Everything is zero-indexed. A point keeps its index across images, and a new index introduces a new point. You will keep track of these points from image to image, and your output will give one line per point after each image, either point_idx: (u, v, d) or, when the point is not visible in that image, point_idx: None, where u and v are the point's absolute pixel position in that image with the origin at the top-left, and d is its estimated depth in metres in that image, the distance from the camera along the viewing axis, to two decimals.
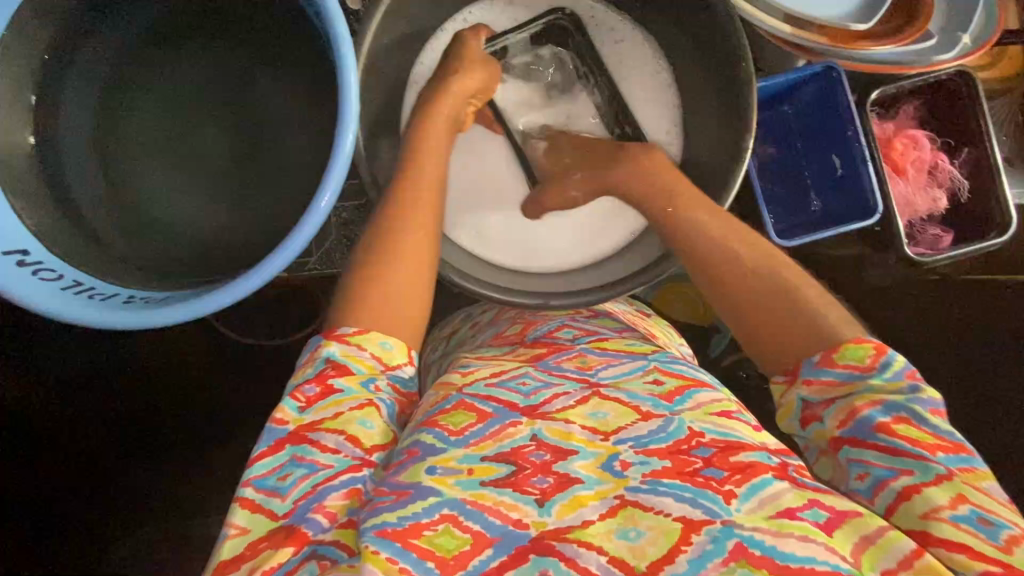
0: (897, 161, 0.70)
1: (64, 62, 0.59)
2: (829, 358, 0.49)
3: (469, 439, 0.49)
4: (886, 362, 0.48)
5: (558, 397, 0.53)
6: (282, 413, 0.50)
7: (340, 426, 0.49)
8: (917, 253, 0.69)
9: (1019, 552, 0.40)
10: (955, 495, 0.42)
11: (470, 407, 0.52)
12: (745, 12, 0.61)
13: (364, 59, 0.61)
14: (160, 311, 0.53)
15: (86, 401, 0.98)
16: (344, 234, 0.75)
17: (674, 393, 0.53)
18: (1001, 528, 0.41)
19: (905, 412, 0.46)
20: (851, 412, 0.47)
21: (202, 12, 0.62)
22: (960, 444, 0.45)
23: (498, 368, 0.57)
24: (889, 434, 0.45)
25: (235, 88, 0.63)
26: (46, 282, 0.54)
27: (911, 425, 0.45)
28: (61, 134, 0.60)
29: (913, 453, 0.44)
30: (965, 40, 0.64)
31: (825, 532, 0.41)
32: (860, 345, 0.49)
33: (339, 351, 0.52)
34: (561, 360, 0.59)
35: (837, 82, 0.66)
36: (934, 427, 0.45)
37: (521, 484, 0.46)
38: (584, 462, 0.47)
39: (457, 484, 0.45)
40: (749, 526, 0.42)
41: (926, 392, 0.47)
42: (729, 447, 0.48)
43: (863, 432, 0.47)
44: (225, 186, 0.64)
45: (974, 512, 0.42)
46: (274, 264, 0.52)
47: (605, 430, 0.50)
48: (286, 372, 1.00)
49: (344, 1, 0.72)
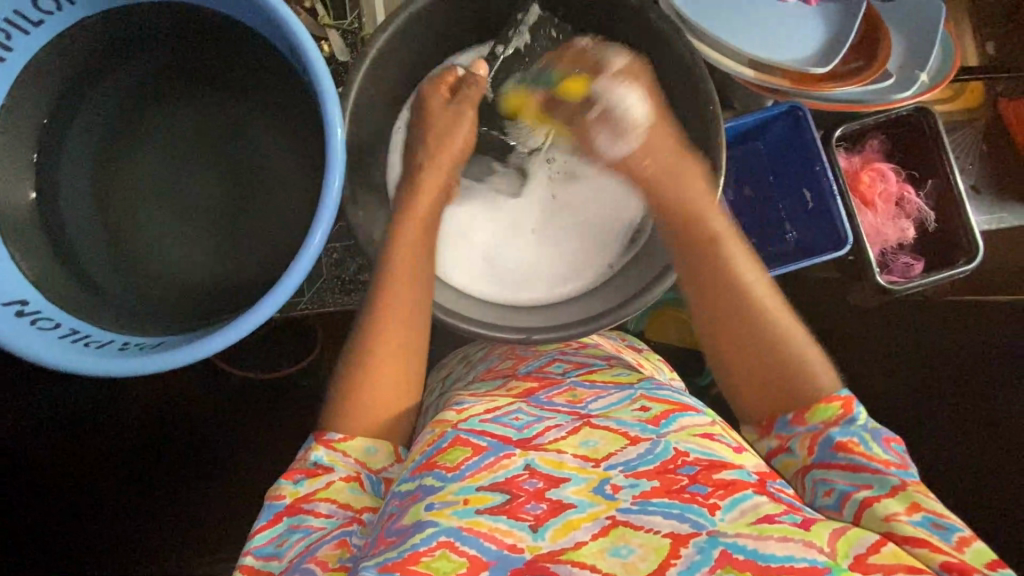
0: (866, 194, 0.73)
1: (63, 124, 0.63)
2: (800, 416, 0.53)
3: (465, 472, 0.50)
4: (852, 417, 0.51)
5: (550, 429, 0.55)
6: (280, 488, 0.53)
7: (331, 495, 0.52)
8: (889, 281, 0.71)
9: (968, 551, 0.43)
10: (910, 504, 0.46)
11: (465, 442, 0.53)
12: (710, 58, 0.67)
13: (351, 110, 0.64)
14: (152, 359, 0.54)
15: (90, 439, 1.01)
16: (335, 276, 0.76)
17: (660, 417, 0.55)
18: (952, 530, 0.44)
19: (859, 436, 0.50)
20: (816, 440, 0.52)
21: (196, 69, 0.66)
22: (907, 463, 0.49)
23: (492, 404, 0.58)
24: (849, 453, 0.50)
25: (229, 141, 0.66)
26: (44, 331, 0.56)
27: (865, 446, 0.50)
28: (61, 189, 0.63)
29: (869, 470, 0.49)
30: (923, 78, 0.68)
31: (804, 530, 0.44)
32: (829, 405, 0.52)
33: (326, 456, 0.54)
34: (552, 395, 0.60)
35: (802, 121, 0.70)
36: (886, 448, 0.50)
37: (515, 511, 0.47)
38: (576, 487, 0.49)
39: (454, 513, 0.47)
40: (732, 533, 0.44)
41: (876, 421, 0.52)
42: (713, 465, 0.50)
43: (826, 455, 0.51)
44: (222, 235, 0.66)
45: (928, 517, 0.45)
46: (265, 309, 0.54)
47: (596, 457, 0.52)
48: (286, 404, 1.04)
49: (333, 54, 0.75)
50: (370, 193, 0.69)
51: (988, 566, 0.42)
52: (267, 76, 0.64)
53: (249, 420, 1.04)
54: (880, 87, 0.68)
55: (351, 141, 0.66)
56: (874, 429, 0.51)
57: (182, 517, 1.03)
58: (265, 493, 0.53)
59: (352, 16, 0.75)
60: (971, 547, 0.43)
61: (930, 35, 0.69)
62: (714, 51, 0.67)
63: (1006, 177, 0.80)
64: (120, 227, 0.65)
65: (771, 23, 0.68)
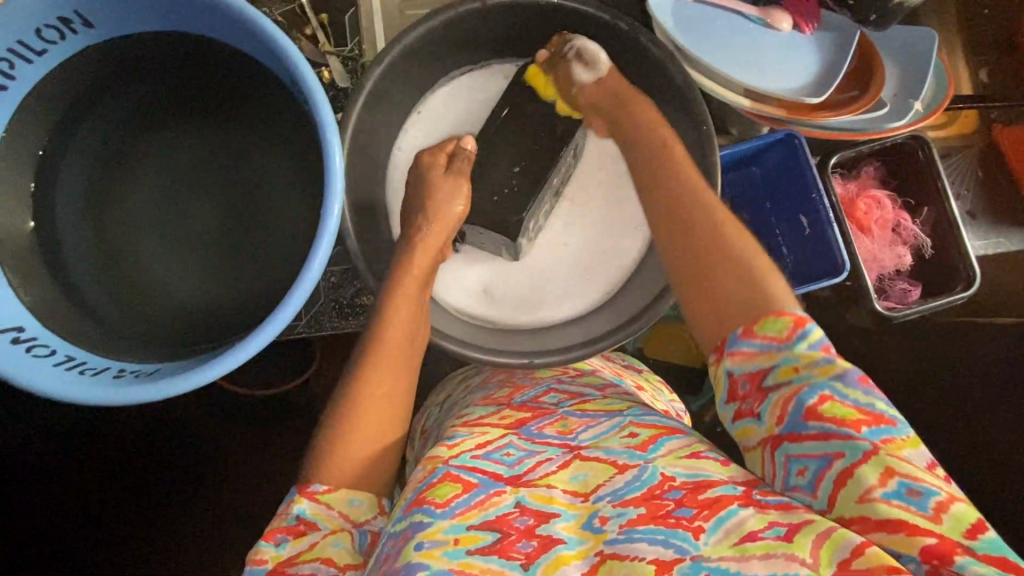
0: (862, 221, 0.73)
1: (63, 149, 0.63)
2: (750, 330, 0.51)
3: (455, 509, 0.50)
4: (802, 334, 0.50)
5: (541, 463, 0.54)
6: (260, 553, 0.52)
7: (314, 554, 0.51)
8: (887, 307, 0.71)
9: (947, 520, 0.43)
10: (885, 470, 0.45)
11: (456, 477, 0.52)
12: (705, 87, 0.68)
13: (349, 137, 0.64)
14: (147, 386, 0.54)
15: (84, 460, 1.00)
16: (334, 299, 0.76)
17: (648, 442, 0.54)
18: (929, 497, 0.44)
19: (828, 390, 0.48)
20: (784, 401, 0.49)
21: (197, 95, 0.66)
22: (880, 414, 0.47)
23: (483, 439, 0.57)
24: (817, 419, 0.47)
25: (230, 166, 0.67)
26: (40, 359, 0.56)
27: (836, 403, 0.47)
28: (59, 214, 0.64)
29: (841, 435, 0.47)
30: (917, 107, 0.69)
31: (786, 543, 0.45)
32: (779, 318, 0.51)
33: (309, 509, 0.53)
34: (543, 426, 0.59)
35: (797, 149, 0.70)
36: (856, 401, 0.47)
37: (506, 550, 0.48)
38: (565, 523, 0.50)
39: (444, 555, 0.47)
40: (715, 558, 0.45)
41: (843, 363, 0.49)
42: (699, 486, 0.49)
43: (796, 420, 0.48)
44: (221, 259, 0.67)
45: (903, 485, 0.44)
46: (262, 337, 0.54)
47: (585, 491, 0.52)
48: (285, 424, 1.03)
49: (333, 81, 0.76)
50: (369, 216, 0.70)
51: (966, 535, 0.43)
52: (267, 103, 0.65)
53: (247, 438, 1.03)
54: (873, 117, 0.69)
55: (349, 167, 0.66)
56: (842, 377, 0.48)
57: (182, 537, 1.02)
58: (244, 559, 0.52)
59: (352, 43, 0.76)
60: (949, 513, 0.44)
61: (925, 63, 0.70)
62: (709, 80, 0.68)
63: (1001, 203, 0.81)
64: (119, 251, 0.65)
65: (765, 51, 0.69)
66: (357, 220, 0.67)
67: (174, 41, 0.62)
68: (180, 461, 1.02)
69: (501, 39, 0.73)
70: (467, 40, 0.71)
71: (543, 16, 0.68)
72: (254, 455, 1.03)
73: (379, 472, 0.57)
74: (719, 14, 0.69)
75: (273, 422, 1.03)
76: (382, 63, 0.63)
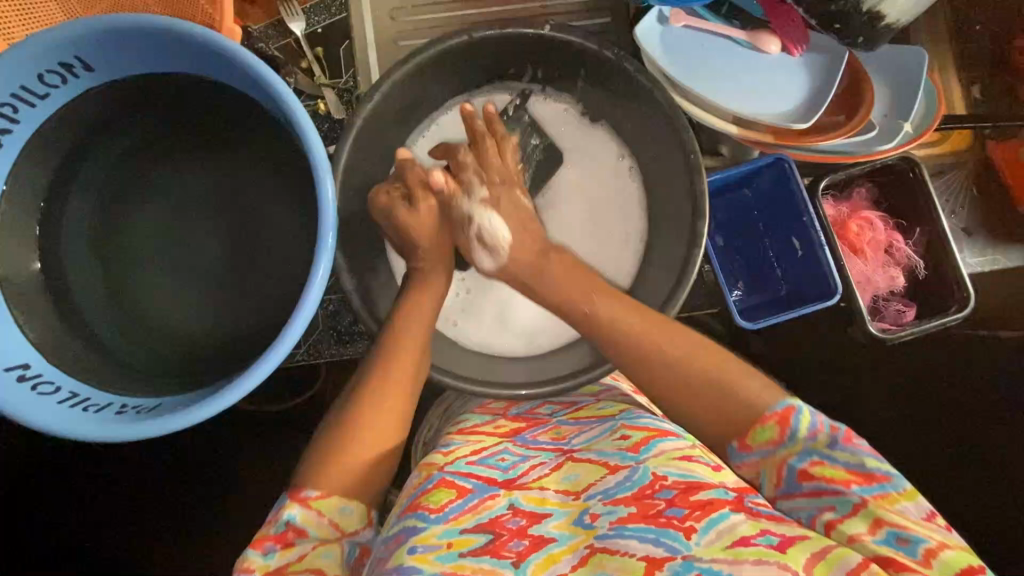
0: (854, 242, 0.74)
1: (66, 188, 0.65)
2: (745, 443, 0.54)
3: (448, 515, 0.51)
4: (786, 416, 0.53)
5: (535, 467, 0.57)
6: (249, 562, 0.52)
7: (303, 566, 0.52)
8: (882, 329, 0.71)
9: (936, 564, 0.45)
10: (873, 522, 0.47)
11: (450, 483, 0.54)
12: (695, 115, 0.69)
13: (342, 170, 0.65)
14: (145, 424, 0.55)
15: (90, 482, 1.02)
16: (332, 326, 0.77)
17: (640, 444, 0.55)
18: (918, 543, 0.46)
19: (817, 456, 0.51)
20: (778, 472, 0.53)
21: (195, 131, 0.68)
22: (871, 471, 0.49)
23: (478, 445, 0.59)
24: (811, 480, 0.51)
25: (229, 198, 0.69)
26: (44, 396, 0.57)
27: (826, 466, 0.50)
28: (63, 250, 0.65)
29: (831, 492, 0.50)
30: (906, 129, 0.69)
31: (778, 552, 0.44)
32: (766, 424, 0.53)
33: (299, 514, 0.54)
34: (537, 434, 0.62)
35: (788, 172, 0.71)
36: (845, 463, 0.50)
37: (499, 550, 0.49)
38: (557, 521, 0.51)
39: (438, 559, 0.48)
40: (707, 558, 0.45)
41: (828, 429, 0.52)
42: (690, 486, 0.49)
43: (792, 485, 0.52)
44: (221, 290, 0.68)
45: (892, 534, 0.46)
46: (260, 370, 0.55)
47: (576, 490, 0.54)
48: (288, 444, 1.04)
49: (329, 111, 0.77)
50: (362, 245, 0.71)
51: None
52: (262, 137, 0.66)
53: (253, 457, 1.04)
54: (861, 139, 0.69)
55: (344, 197, 0.67)
56: (829, 444, 0.51)
57: (193, 554, 1.04)
58: (234, 565, 0.53)
59: (348, 74, 0.77)
60: (937, 558, 0.45)
61: (913, 84, 0.70)
62: (699, 108, 0.69)
63: (996, 219, 0.81)
64: (122, 284, 0.67)
65: (753, 77, 0.70)
66: (351, 250, 0.68)
67: (172, 81, 0.64)
68: (184, 483, 1.04)
69: (493, 68, 0.74)
70: (459, 70, 0.72)
71: (533, 46, 0.69)
72: (260, 474, 1.04)
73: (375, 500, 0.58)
74: (708, 41, 0.70)
75: (276, 443, 1.04)
76: (374, 98, 0.64)
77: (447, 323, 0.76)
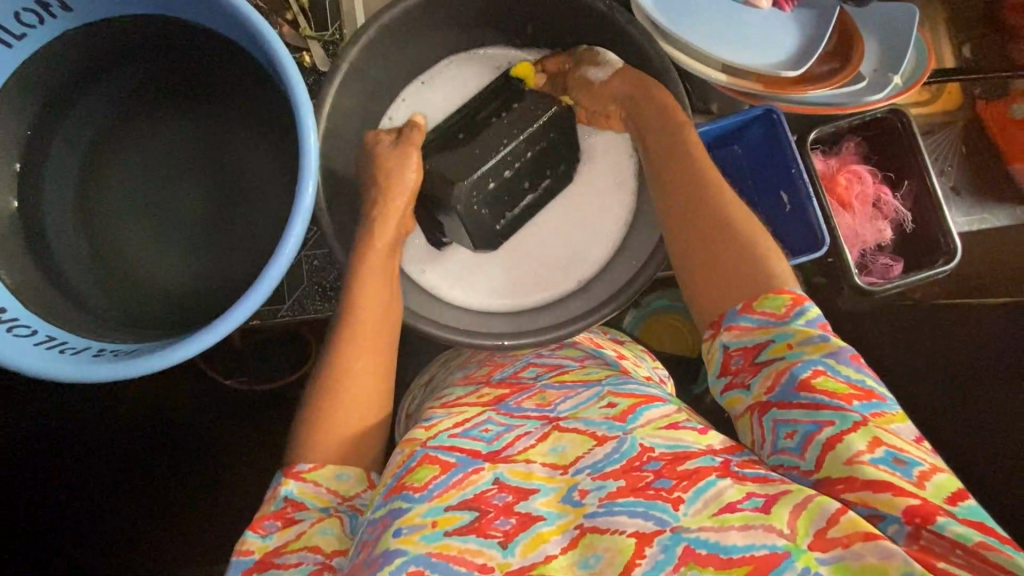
0: (842, 196, 0.74)
1: (44, 130, 0.64)
2: (750, 306, 0.53)
3: (434, 491, 0.50)
4: (801, 311, 0.52)
5: (520, 438, 0.54)
6: (247, 543, 0.52)
7: (302, 543, 0.51)
8: (868, 283, 0.71)
9: (929, 486, 0.44)
10: (872, 439, 0.46)
11: (434, 459, 0.52)
12: (683, 62, 0.68)
13: (326, 118, 0.64)
14: (121, 366, 0.54)
15: (73, 447, 1.00)
16: (315, 282, 0.76)
17: (627, 412, 0.54)
18: (913, 466, 0.45)
19: (822, 365, 0.49)
20: (777, 376, 0.51)
21: (177, 77, 0.67)
22: (871, 390, 0.48)
23: (461, 417, 0.57)
24: (809, 391, 0.49)
25: (212, 147, 0.68)
26: (20, 337, 0.56)
27: (828, 378, 0.49)
28: (43, 195, 0.64)
29: (832, 406, 0.48)
30: (896, 81, 0.69)
31: (763, 513, 0.45)
32: (780, 294, 0.53)
33: (296, 489, 0.54)
34: (521, 400, 0.60)
35: (777, 124, 0.71)
36: (847, 378, 0.49)
37: (484, 528, 0.48)
38: (545, 499, 0.50)
39: (422, 539, 0.47)
40: (694, 528, 0.45)
41: (841, 343, 0.50)
42: (677, 457, 0.49)
43: (788, 392, 0.50)
44: (203, 239, 0.67)
45: (889, 454, 0.45)
46: (239, 313, 0.54)
47: (563, 463, 0.52)
48: (276, 412, 1.04)
49: (315, 65, 0.76)
50: (348, 200, 0.70)
51: (948, 500, 0.44)
52: (245, 84, 0.65)
53: (237, 422, 1.03)
54: (853, 90, 0.69)
55: (329, 147, 0.66)
56: (837, 356, 0.49)
57: (179, 525, 1.03)
58: (231, 550, 0.52)
59: (334, 27, 0.76)
60: (931, 481, 0.44)
61: (905, 34, 0.70)
62: (687, 56, 0.68)
63: (983, 180, 0.82)
64: (102, 232, 0.66)
65: (746, 28, 0.69)
66: (336, 202, 0.67)
67: (155, 23, 0.63)
68: (170, 450, 1.03)
69: (481, 21, 0.73)
70: (446, 24, 0.71)
71: None
72: (247, 441, 1.04)
73: (359, 446, 0.58)
74: None
75: (264, 412, 1.03)
76: (358, 45, 0.63)
77: (418, 271, 0.75)
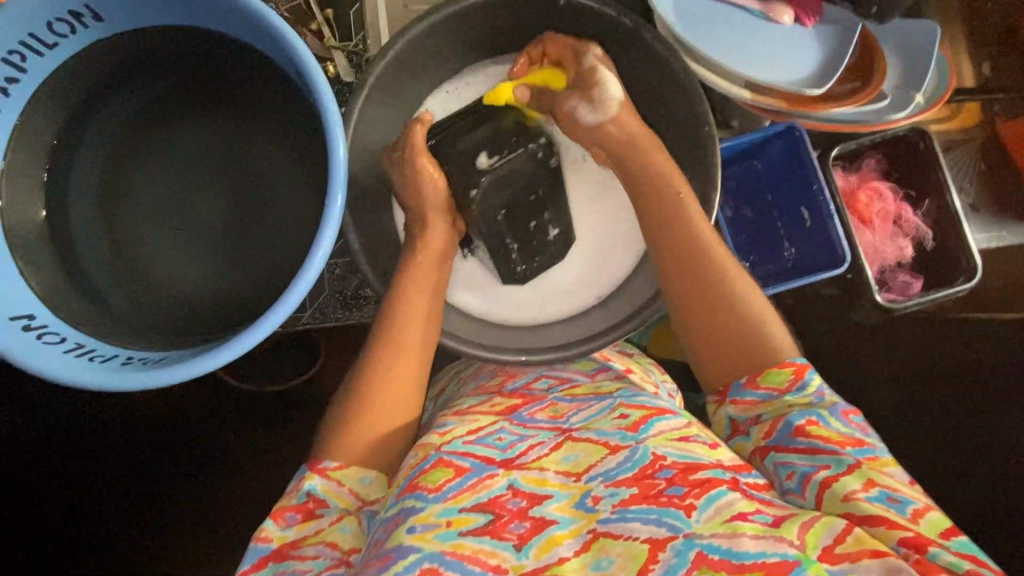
0: (863, 213, 0.74)
1: (72, 139, 0.64)
2: (753, 380, 0.56)
3: (447, 493, 0.50)
4: (801, 384, 0.54)
5: (533, 447, 0.55)
6: (265, 531, 0.53)
7: (321, 537, 0.53)
8: (889, 300, 0.72)
9: (923, 522, 0.45)
10: (866, 480, 0.48)
11: (447, 463, 0.52)
12: (707, 79, 0.68)
13: (352, 129, 0.64)
14: (150, 374, 0.55)
15: (88, 449, 1.01)
16: (337, 290, 0.76)
17: (639, 423, 0.55)
18: (907, 503, 0.46)
19: (815, 415, 0.52)
20: (774, 425, 0.54)
21: (203, 88, 0.67)
22: (862, 439, 0.51)
23: (474, 424, 0.58)
24: (805, 436, 0.51)
25: (238, 156, 0.68)
26: (50, 346, 0.57)
27: (820, 425, 0.51)
28: (69, 202, 0.65)
29: (827, 450, 0.50)
30: (917, 100, 0.70)
31: (775, 527, 0.45)
32: (781, 369, 0.55)
33: (319, 486, 0.54)
34: (534, 411, 0.61)
35: (799, 141, 0.72)
36: (840, 426, 0.51)
37: (498, 531, 0.48)
38: (558, 504, 0.50)
39: (436, 537, 0.48)
40: (707, 534, 0.45)
41: (832, 398, 0.53)
42: (689, 467, 0.50)
43: (786, 437, 0.52)
44: (228, 247, 0.68)
45: (883, 492, 0.47)
46: (267, 323, 0.54)
47: (577, 471, 0.52)
48: (290, 416, 1.04)
49: (339, 75, 0.77)
50: (372, 210, 0.71)
51: (942, 536, 0.44)
52: (272, 94, 0.66)
53: (251, 426, 1.04)
54: (875, 108, 0.69)
55: (354, 157, 0.67)
56: (830, 409, 0.52)
57: (192, 527, 1.04)
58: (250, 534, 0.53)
59: (357, 38, 0.77)
60: (925, 518, 0.45)
61: (926, 52, 0.70)
62: (710, 73, 0.69)
63: (999, 196, 0.83)
64: (127, 240, 0.67)
65: (770, 44, 0.69)
66: (360, 211, 0.68)
67: (185, 35, 0.63)
68: (184, 452, 1.03)
69: (506, 35, 0.73)
70: (471, 36, 0.71)
71: (547, 9, 0.68)
72: (261, 443, 1.04)
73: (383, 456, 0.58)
74: (722, 8, 0.69)
75: (276, 416, 1.04)
76: (385, 57, 0.64)
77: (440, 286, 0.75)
